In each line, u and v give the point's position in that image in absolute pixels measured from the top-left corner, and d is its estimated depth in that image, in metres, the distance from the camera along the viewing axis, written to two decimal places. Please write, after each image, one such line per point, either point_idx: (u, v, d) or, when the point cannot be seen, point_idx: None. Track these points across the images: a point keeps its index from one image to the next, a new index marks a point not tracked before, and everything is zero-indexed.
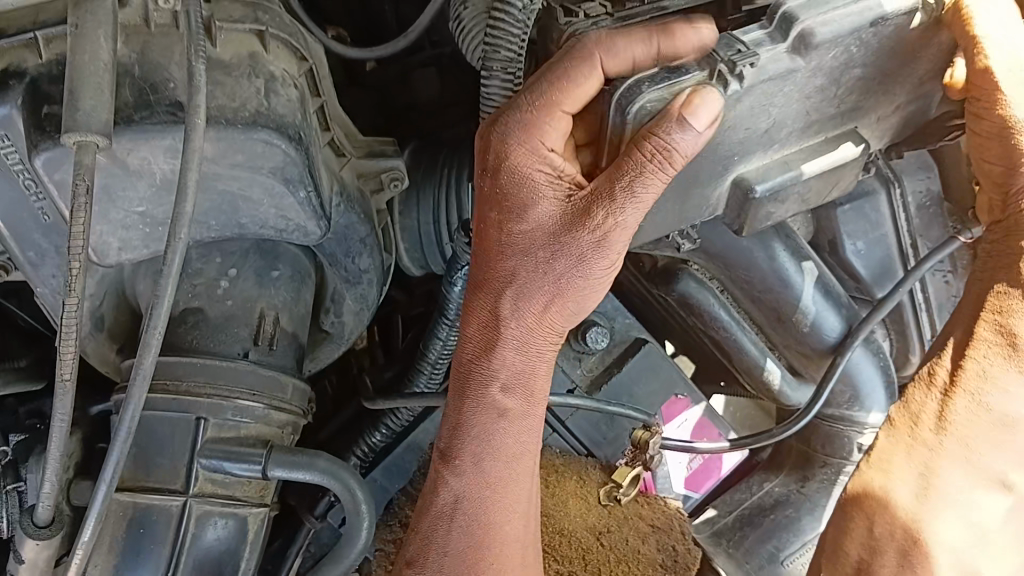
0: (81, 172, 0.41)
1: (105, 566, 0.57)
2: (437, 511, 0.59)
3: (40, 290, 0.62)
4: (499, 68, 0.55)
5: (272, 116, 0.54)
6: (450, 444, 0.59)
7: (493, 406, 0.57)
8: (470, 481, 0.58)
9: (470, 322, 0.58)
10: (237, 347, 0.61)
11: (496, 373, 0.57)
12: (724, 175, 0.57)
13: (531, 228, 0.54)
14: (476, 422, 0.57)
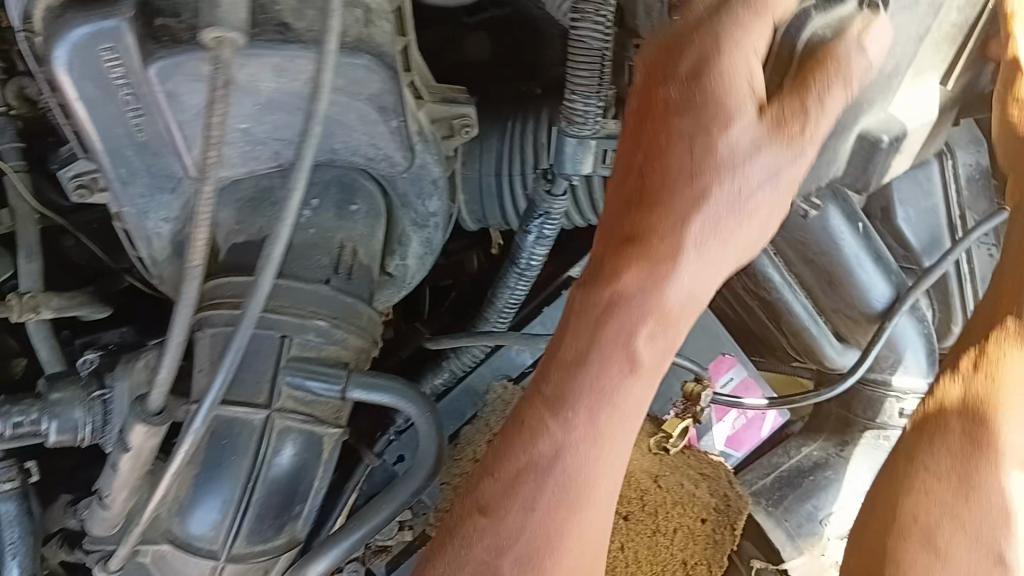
0: (220, 67, 0.43)
1: (186, 475, 0.59)
2: (520, 464, 0.51)
3: (125, 209, 0.64)
4: (591, 13, 0.58)
5: (372, 44, 0.55)
6: (563, 393, 0.50)
7: (631, 354, 0.50)
8: (574, 449, 0.50)
9: (623, 271, 0.49)
10: (319, 274, 0.63)
11: (649, 314, 0.50)
12: (850, 117, 0.57)
13: (729, 140, 0.48)
14: (601, 372, 0.50)
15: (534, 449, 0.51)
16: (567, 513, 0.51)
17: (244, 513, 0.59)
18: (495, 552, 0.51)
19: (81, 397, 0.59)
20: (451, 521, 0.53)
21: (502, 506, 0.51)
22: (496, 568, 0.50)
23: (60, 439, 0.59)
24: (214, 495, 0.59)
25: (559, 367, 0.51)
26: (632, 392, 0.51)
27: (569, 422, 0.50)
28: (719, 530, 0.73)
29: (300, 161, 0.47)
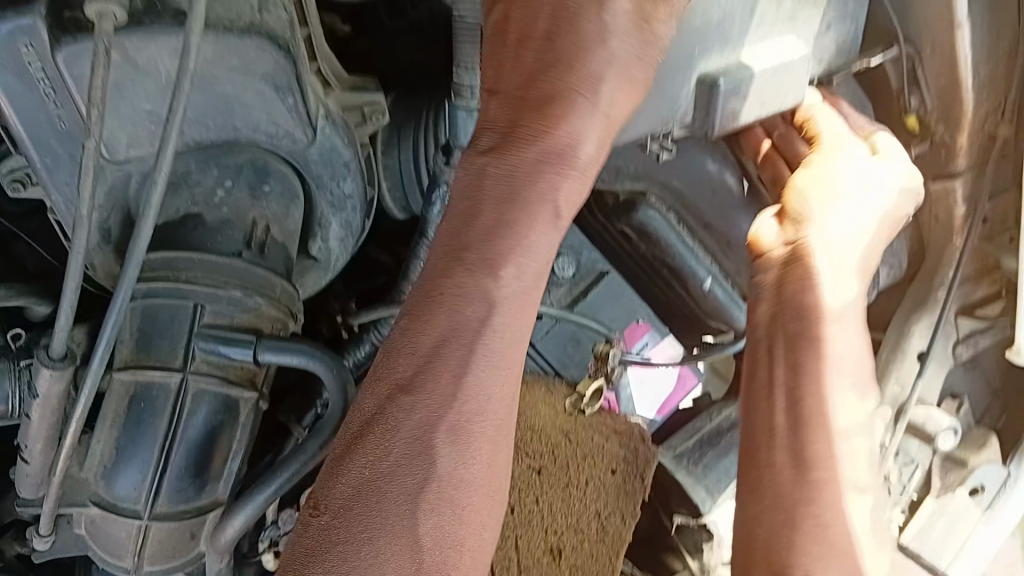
0: (100, 37, 0.49)
1: (110, 438, 0.63)
2: (419, 365, 0.53)
3: (54, 198, 0.68)
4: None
5: (264, 27, 0.60)
6: (454, 296, 0.53)
7: (496, 281, 0.54)
8: (452, 384, 0.52)
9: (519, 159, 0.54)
10: (232, 248, 0.68)
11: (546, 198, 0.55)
12: (690, 70, 0.64)
13: (596, 29, 0.55)
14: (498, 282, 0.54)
15: (409, 375, 0.52)
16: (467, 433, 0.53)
17: (165, 473, 0.63)
18: (379, 486, 0.50)
19: (10, 369, 0.63)
20: (327, 458, 0.53)
21: (386, 428, 0.51)
22: (381, 501, 0.50)
23: None
24: (134, 458, 0.63)
25: (438, 291, 0.54)
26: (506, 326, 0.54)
27: (450, 352, 0.53)
28: (630, 480, 0.78)
29: (172, 120, 0.54)
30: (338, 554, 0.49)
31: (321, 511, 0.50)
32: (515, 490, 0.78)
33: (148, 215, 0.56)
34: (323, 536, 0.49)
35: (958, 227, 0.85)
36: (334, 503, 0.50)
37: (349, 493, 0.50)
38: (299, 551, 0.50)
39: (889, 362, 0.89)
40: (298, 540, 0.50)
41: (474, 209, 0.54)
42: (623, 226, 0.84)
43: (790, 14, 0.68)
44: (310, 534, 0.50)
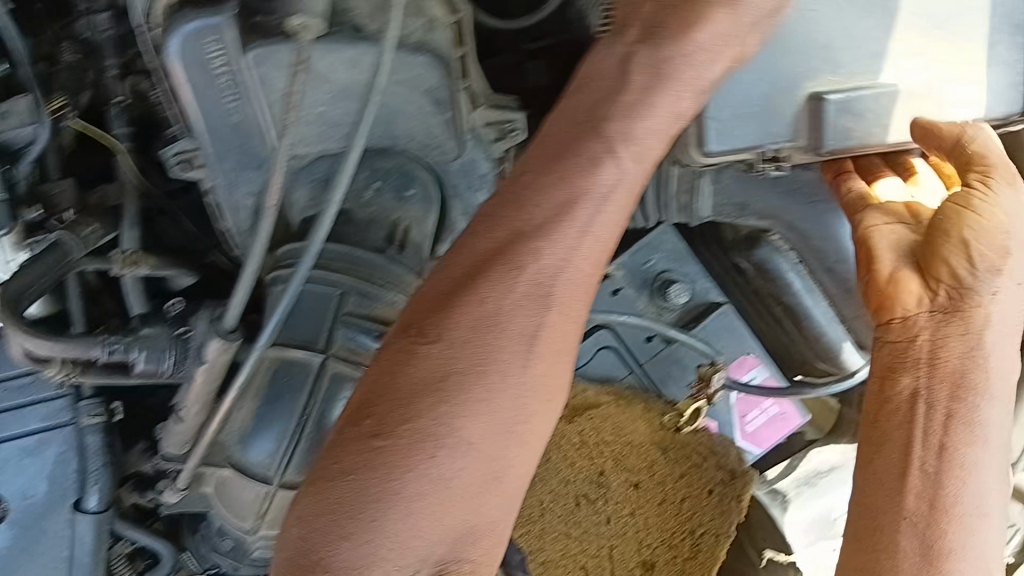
0: (301, 48, 0.54)
1: (250, 408, 0.67)
2: (536, 223, 0.55)
3: (216, 184, 0.74)
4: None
5: (432, 45, 0.66)
6: (570, 155, 0.57)
7: (623, 152, 0.57)
8: (573, 239, 0.56)
9: (637, 56, 0.59)
10: (376, 244, 0.73)
11: (666, 86, 0.59)
12: (797, 90, 0.69)
13: None
14: (605, 152, 0.57)
15: (538, 222, 0.55)
16: (558, 300, 0.55)
17: (297, 445, 0.66)
18: (492, 326, 0.54)
19: (166, 333, 0.69)
20: (438, 291, 0.55)
21: (499, 273, 0.54)
22: (495, 339, 0.53)
23: (145, 369, 0.69)
24: (273, 427, 0.66)
25: (572, 152, 0.57)
26: (618, 201, 0.57)
27: (573, 215, 0.56)
28: (725, 500, 0.80)
29: (356, 133, 0.58)
30: (454, 390, 0.52)
31: (434, 339, 0.53)
32: (612, 502, 0.81)
33: (324, 217, 0.60)
34: (438, 369, 0.53)
35: None
36: (451, 337, 0.53)
37: (466, 330, 0.53)
38: (412, 378, 0.52)
39: None
40: (410, 367, 0.53)
41: (616, 91, 0.58)
42: (740, 262, 0.86)
43: (914, 49, 0.70)
44: (423, 361, 0.53)
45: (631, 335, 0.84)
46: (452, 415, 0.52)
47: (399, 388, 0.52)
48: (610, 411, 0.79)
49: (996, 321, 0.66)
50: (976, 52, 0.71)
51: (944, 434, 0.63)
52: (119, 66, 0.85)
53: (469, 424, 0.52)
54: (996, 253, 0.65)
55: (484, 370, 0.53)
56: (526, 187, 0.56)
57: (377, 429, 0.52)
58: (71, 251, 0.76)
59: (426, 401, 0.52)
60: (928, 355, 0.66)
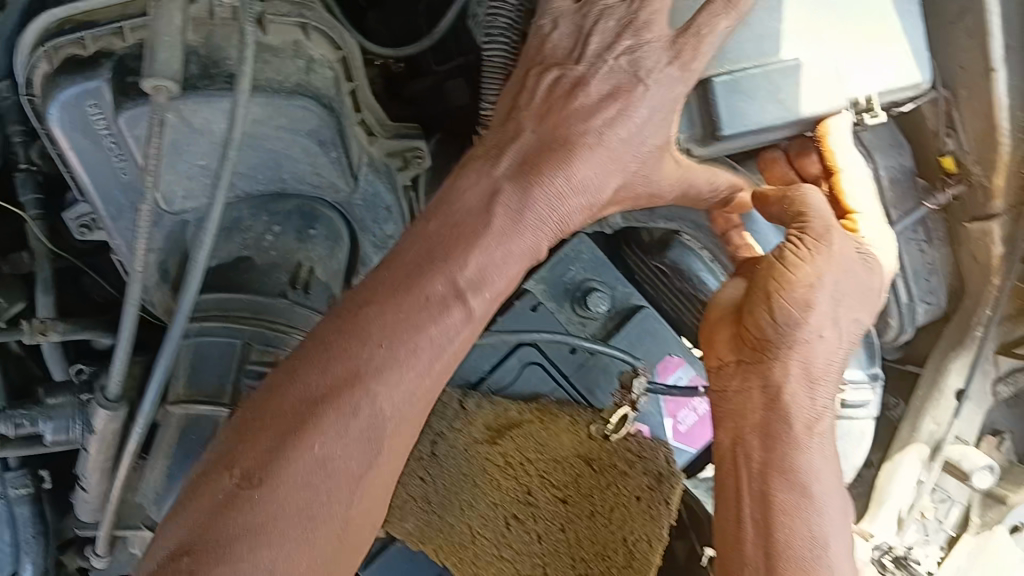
0: (156, 108, 0.54)
1: (160, 469, 0.67)
2: (372, 360, 0.55)
3: (117, 243, 0.74)
4: (499, 31, 0.69)
5: (310, 88, 0.67)
6: (415, 285, 0.56)
7: (471, 300, 0.57)
8: (408, 383, 0.56)
9: (503, 195, 0.59)
10: (277, 290, 0.72)
11: (525, 225, 0.59)
12: None
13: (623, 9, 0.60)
14: (439, 320, 0.56)
15: (374, 362, 0.55)
16: (382, 437, 0.55)
17: None
18: (322, 469, 0.54)
19: (73, 401, 0.68)
20: (272, 419, 0.54)
21: (328, 410, 0.54)
22: (321, 482, 0.54)
23: (55, 438, 0.68)
24: (184, 486, 0.66)
25: (415, 290, 0.56)
26: (463, 337, 0.57)
27: (414, 356, 0.55)
28: (654, 506, 0.79)
29: (219, 186, 0.58)
30: (267, 534, 0.52)
31: (261, 483, 0.53)
32: (541, 521, 0.79)
33: (197, 265, 0.59)
34: (257, 514, 0.52)
35: (995, 267, 0.87)
36: (279, 480, 0.53)
37: (292, 474, 0.53)
38: (233, 523, 0.52)
39: (926, 400, 0.89)
40: (233, 512, 0.52)
41: (478, 227, 0.58)
42: (658, 264, 0.87)
43: (807, 24, 0.67)
44: (244, 506, 0.53)
45: (555, 350, 0.84)
46: (267, 558, 0.52)
47: (218, 531, 0.52)
48: (532, 429, 0.80)
49: (807, 367, 0.66)
50: (868, 26, 0.69)
51: (772, 454, 0.65)
52: (24, 133, 0.85)
53: (268, 562, 0.52)
54: (796, 304, 0.65)
55: (303, 503, 0.53)
56: (366, 314, 0.56)
57: (195, 566, 0.51)
58: None
59: (243, 544, 0.52)
60: (739, 410, 0.68)
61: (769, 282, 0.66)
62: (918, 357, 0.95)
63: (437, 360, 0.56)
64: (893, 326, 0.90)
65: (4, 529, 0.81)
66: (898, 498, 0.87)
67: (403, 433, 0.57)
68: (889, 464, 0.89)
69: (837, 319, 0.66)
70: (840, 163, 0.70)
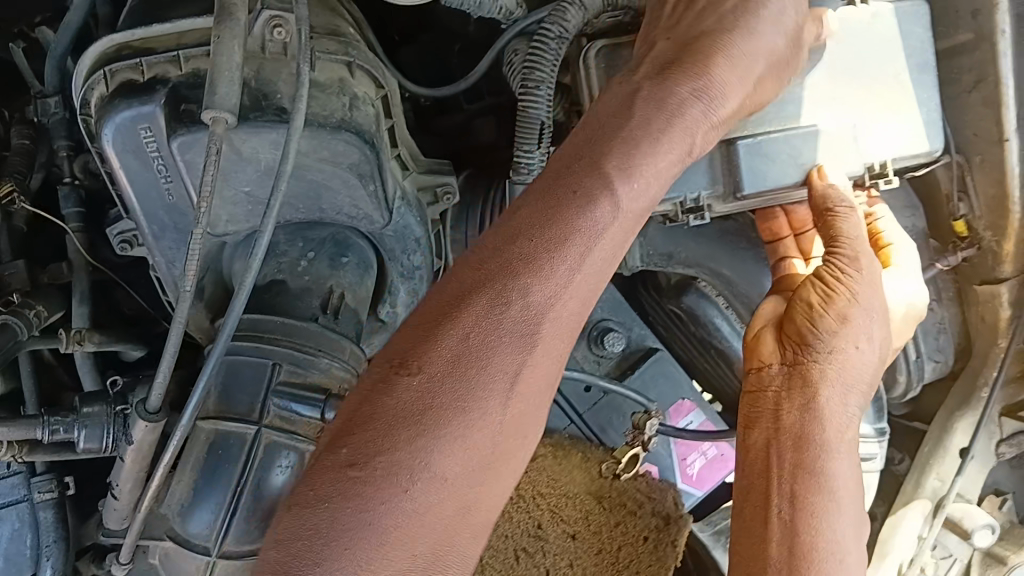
0: (215, 138, 0.57)
1: (188, 481, 0.69)
2: (525, 244, 0.51)
3: (157, 260, 0.77)
4: (534, 85, 0.71)
5: (353, 123, 0.69)
6: (576, 171, 0.53)
7: (620, 186, 0.53)
8: (563, 276, 0.51)
9: (665, 94, 0.57)
10: (308, 313, 0.75)
11: (666, 122, 0.56)
12: None
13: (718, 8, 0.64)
14: (575, 213, 0.52)
15: (539, 243, 0.51)
16: (536, 328, 0.50)
17: (233, 514, 0.67)
18: (477, 360, 0.48)
19: (107, 411, 0.70)
20: (422, 317, 0.50)
21: (482, 295, 0.49)
22: (480, 374, 0.48)
23: (87, 446, 0.70)
24: (210, 500, 0.68)
25: (566, 181, 0.53)
26: (618, 231, 0.53)
27: (569, 241, 0.51)
28: (660, 547, 0.82)
29: (268, 216, 0.61)
30: (432, 424, 0.46)
31: (440, 367, 0.48)
32: (550, 555, 0.81)
33: (242, 290, 0.62)
34: (415, 401, 0.47)
35: (1003, 329, 0.89)
36: (454, 365, 0.48)
37: (448, 360, 0.48)
38: (387, 408, 0.46)
39: (931, 456, 0.91)
40: (395, 395, 0.47)
41: (620, 123, 0.56)
42: (674, 307, 0.90)
43: (825, 92, 0.71)
44: (397, 393, 0.47)
45: (569, 388, 0.87)
46: (429, 452, 0.46)
47: (374, 420, 0.47)
48: (545, 464, 0.83)
49: (844, 375, 0.66)
50: (889, 93, 0.72)
51: (801, 458, 0.63)
52: (69, 148, 0.89)
53: (444, 461, 0.46)
54: (833, 317, 0.66)
55: (459, 389, 0.47)
56: (529, 203, 0.52)
57: (352, 459, 0.46)
58: (19, 333, 0.76)
59: (407, 429, 0.46)
60: (774, 408, 0.67)
61: (809, 293, 0.69)
62: (924, 414, 0.97)
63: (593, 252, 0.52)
64: (902, 384, 0.93)
65: (26, 531, 0.84)
66: (900, 552, 0.89)
67: (561, 328, 0.51)
68: (892, 519, 0.91)
69: (872, 337, 0.67)
70: (889, 237, 0.79)
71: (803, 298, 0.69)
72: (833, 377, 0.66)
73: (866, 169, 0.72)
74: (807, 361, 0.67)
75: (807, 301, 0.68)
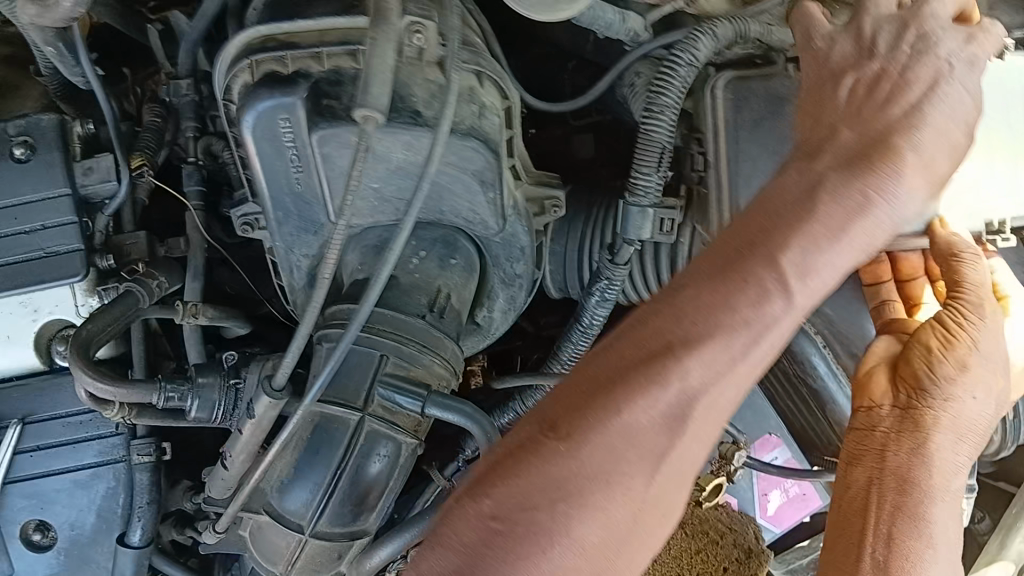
0: (364, 135, 0.60)
1: (289, 457, 0.72)
2: (679, 335, 0.48)
3: (277, 243, 0.80)
4: (660, 108, 0.72)
5: (480, 130, 0.71)
6: (749, 253, 0.49)
7: (800, 284, 0.49)
8: (724, 363, 0.48)
9: (845, 182, 0.51)
10: (416, 310, 0.78)
11: (860, 210, 0.50)
12: None
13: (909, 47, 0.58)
14: (756, 298, 0.48)
15: (700, 324, 0.48)
16: (686, 423, 0.48)
17: (330, 496, 0.72)
18: (627, 445, 0.47)
19: (220, 383, 0.74)
20: (575, 385, 0.49)
21: (641, 374, 0.47)
22: (628, 457, 0.47)
23: (197, 416, 0.75)
24: (309, 478, 0.72)
25: (743, 256, 0.49)
26: (786, 331, 0.49)
27: (736, 330, 0.48)
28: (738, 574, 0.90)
29: (409, 212, 0.62)
30: (572, 497, 0.46)
31: (582, 442, 0.47)
32: None
33: (377, 281, 0.62)
34: (558, 475, 0.46)
35: None
36: (596, 445, 0.47)
37: (603, 440, 0.47)
38: (520, 482, 0.47)
39: (1014, 520, 0.96)
40: (535, 463, 0.47)
41: (809, 202, 0.50)
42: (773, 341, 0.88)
43: None
44: (542, 458, 0.47)
45: None
46: (572, 517, 0.46)
47: (511, 483, 0.47)
48: None
49: (952, 424, 0.65)
50: (1010, 156, 0.76)
51: (900, 504, 0.63)
52: (195, 128, 0.93)
53: (581, 536, 0.46)
54: (953, 362, 0.65)
55: (608, 473, 0.47)
56: (699, 287, 0.49)
57: (492, 513, 0.46)
58: (140, 301, 0.80)
59: (545, 499, 0.46)
60: (880, 448, 0.66)
61: (928, 335, 0.67)
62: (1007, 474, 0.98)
63: (744, 355, 0.48)
64: (995, 443, 0.93)
65: (120, 491, 0.89)
66: None
67: (708, 424, 0.49)
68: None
69: (992, 386, 0.66)
70: (1005, 286, 0.78)
71: (922, 338, 0.68)
72: (947, 425, 0.65)
73: (982, 224, 0.77)
74: (921, 406, 0.66)
75: (927, 342, 0.67)
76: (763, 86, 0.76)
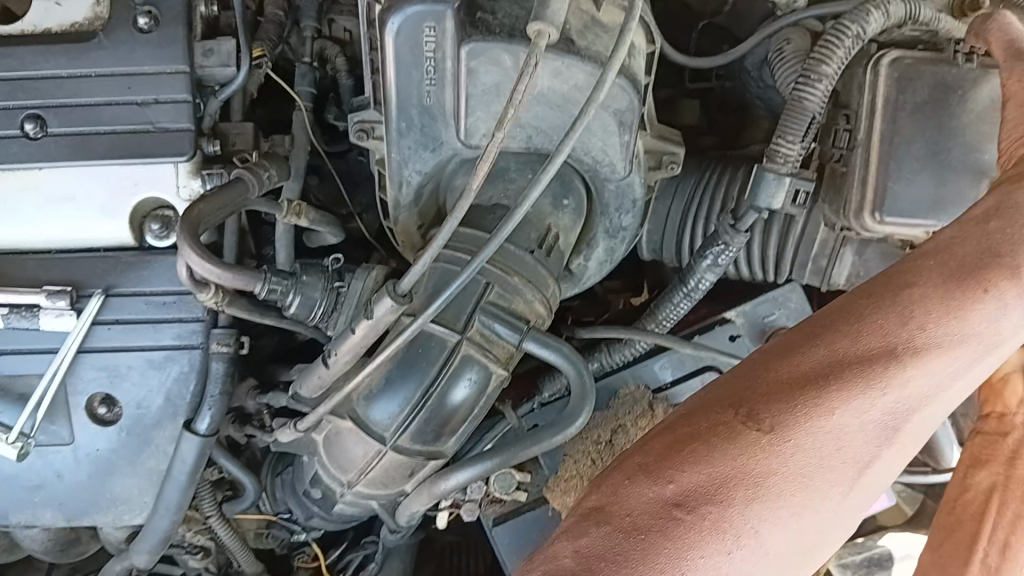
0: (534, 50, 0.58)
1: (383, 368, 0.72)
2: (903, 342, 0.51)
3: (392, 157, 0.78)
4: (814, 79, 0.71)
5: (629, 69, 0.69)
6: (977, 269, 0.54)
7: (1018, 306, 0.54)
8: (942, 377, 0.52)
9: None
10: (525, 244, 0.77)
11: None
12: (980, 176, 0.74)
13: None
14: (978, 314, 0.53)
15: (912, 342, 0.52)
16: (896, 433, 0.51)
17: (417, 413, 0.72)
18: (833, 447, 0.49)
19: (324, 284, 0.75)
20: (782, 377, 0.51)
21: (858, 376, 0.50)
22: (834, 460, 0.49)
23: (296, 312, 0.75)
24: (400, 392, 0.72)
25: (969, 275, 0.54)
26: (998, 350, 0.54)
27: (959, 341, 0.52)
28: None
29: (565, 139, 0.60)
30: (769, 492, 0.48)
31: (786, 437, 0.49)
32: None
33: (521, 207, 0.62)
34: (761, 466, 0.48)
35: None
36: (802, 442, 0.49)
37: (809, 437, 0.49)
38: (719, 466, 0.48)
39: None
40: (733, 452, 0.48)
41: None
42: None
43: None
44: (744, 446, 0.48)
45: None
46: (762, 516, 0.47)
47: (705, 469, 0.48)
48: None
49: None
50: None
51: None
52: (315, 29, 0.91)
53: (773, 533, 0.47)
54: None
55: (809, 472, 0.49)
56: (925, 292, 0.53)
57: (681, 497, 0.47)
58: (248, 191, 0.79)
59: (741, 492, 0.48)
60: (1014, 455, 0.65)
61: None
62: None
63: (962, 367, 0.52)
64: None
65: (192, 379, 0.90)
66: None
67: (916, 433, 0.52)
68: None
69: None
70: None
71: None
72: None
73: None
74: None
75: None
76: (930, 71, 0.74)
